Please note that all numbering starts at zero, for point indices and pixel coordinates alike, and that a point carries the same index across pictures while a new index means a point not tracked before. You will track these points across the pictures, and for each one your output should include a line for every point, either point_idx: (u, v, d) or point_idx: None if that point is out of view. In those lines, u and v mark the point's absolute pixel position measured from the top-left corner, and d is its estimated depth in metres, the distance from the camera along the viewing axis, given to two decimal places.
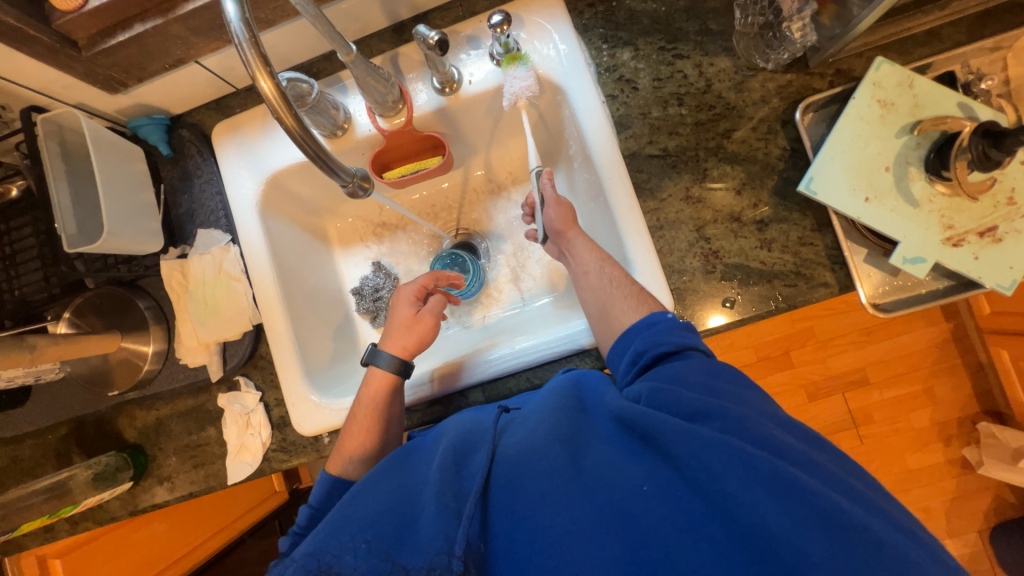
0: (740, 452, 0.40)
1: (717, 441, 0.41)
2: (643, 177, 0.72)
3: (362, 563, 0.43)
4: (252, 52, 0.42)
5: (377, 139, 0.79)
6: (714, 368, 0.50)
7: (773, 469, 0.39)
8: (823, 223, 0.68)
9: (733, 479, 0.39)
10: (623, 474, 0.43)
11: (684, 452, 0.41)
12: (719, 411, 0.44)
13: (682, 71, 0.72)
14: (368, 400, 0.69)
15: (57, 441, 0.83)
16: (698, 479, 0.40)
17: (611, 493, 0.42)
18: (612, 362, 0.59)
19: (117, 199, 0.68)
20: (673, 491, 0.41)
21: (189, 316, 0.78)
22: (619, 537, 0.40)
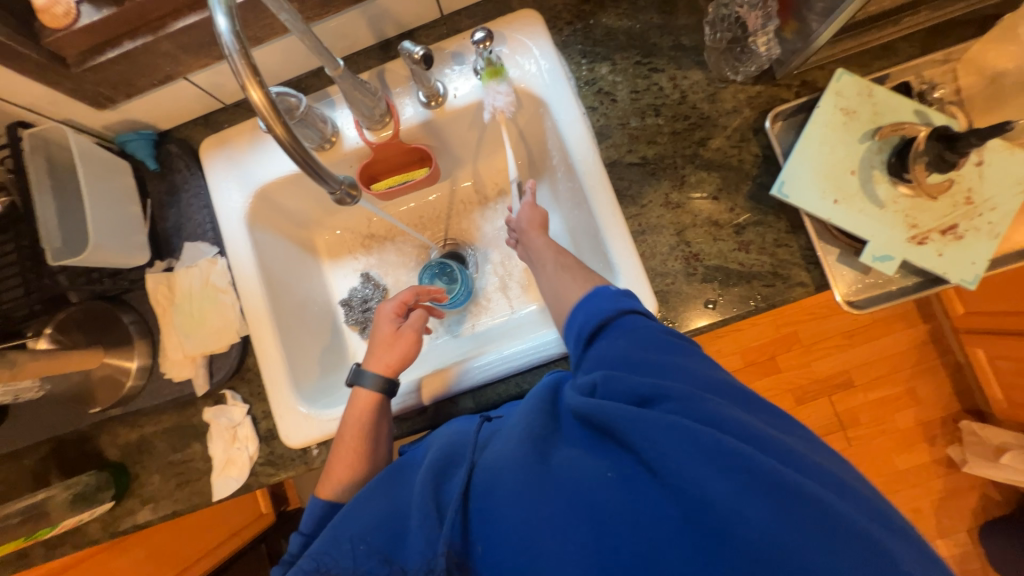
0: (692, 435, 0.40)
1: (668, 424, 0.41)
2: (624, 184, 0.75)
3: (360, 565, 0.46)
4: (242, 63, 0.43)
5: (365, 151, 0.81)
6: (655, 340, 0.50)
7: (725, 446, 0.39)
8: (797, 225, 0.71)
9: (685, 461, 0.39)
10: (587, 466, 0.44)
11: (637, 435, 0.42)
12: (666, 394, 0.44)
13: (658, 84, 0.76)
14: (357, 422, 0.69)
15: (35, 463, 0.80)
16: (652, 461, 0.41)
17: (577, 484, 0.43)
18: (564, 333, 0.59)
19: (103, 211, 0.68)
20: (635, 477, 0.42)
21: (175, 329, 0.77)
22: (585, 529, 0.41)
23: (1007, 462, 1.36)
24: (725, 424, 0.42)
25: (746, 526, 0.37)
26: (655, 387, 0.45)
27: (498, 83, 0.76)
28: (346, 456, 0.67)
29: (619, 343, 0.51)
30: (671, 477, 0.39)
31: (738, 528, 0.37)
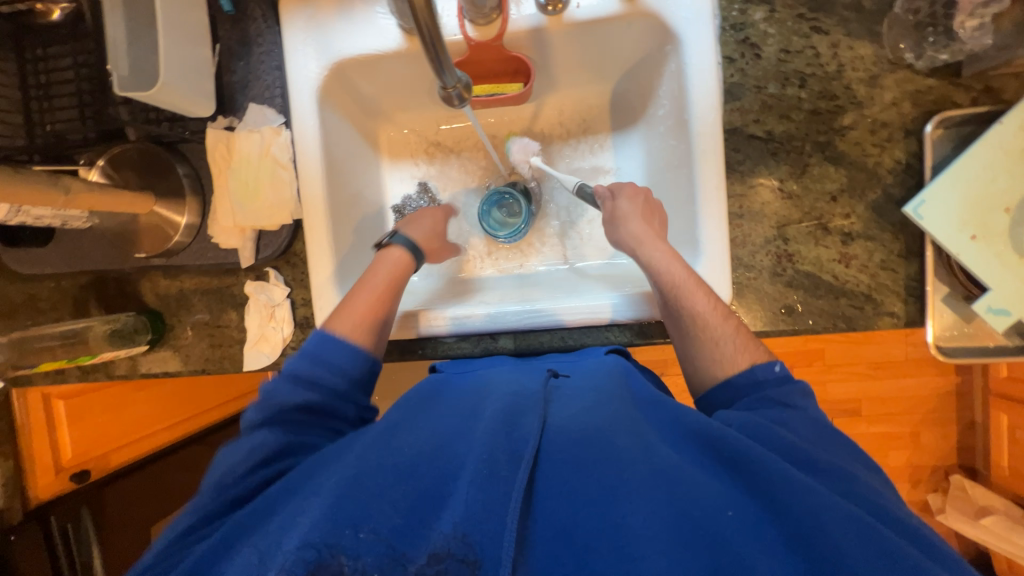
0: (832, 501, 0.39)
1: (812, 486, 0.40)
2: (737, 158, 0.67)
3: (367, 553, 0.38)
4: None
5: (462, 48, 0.72)
6: (789, 398, 0.52)
7: (862, 520, 0.38)
8: (913, 251, 0.63)
9: (821, 518, 0.38)
10: (704, 487, 0.41)
11: (765, 479, 0.41)
12: (802, 460, 0.45)
13: (815, 48, 0.64)
14: (384, 279, 0.69)
15: (76, 289, 0.81)
16: (778, 508, 0.39)
17: (690, 503, 0.39)
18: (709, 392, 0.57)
19: (178, 45, 0.61)
20: (756, 520, 0.39)
21: (229, 195, 0.74)
22: (698, 548, 0.36)
23: (986, 524, 1.40)
24: (826, 473, 0.44)
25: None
26: (787, 451, 0.45)
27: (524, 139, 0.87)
28: (361, 306, 0.65)
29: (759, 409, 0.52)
30: (806, 532, 0.37)
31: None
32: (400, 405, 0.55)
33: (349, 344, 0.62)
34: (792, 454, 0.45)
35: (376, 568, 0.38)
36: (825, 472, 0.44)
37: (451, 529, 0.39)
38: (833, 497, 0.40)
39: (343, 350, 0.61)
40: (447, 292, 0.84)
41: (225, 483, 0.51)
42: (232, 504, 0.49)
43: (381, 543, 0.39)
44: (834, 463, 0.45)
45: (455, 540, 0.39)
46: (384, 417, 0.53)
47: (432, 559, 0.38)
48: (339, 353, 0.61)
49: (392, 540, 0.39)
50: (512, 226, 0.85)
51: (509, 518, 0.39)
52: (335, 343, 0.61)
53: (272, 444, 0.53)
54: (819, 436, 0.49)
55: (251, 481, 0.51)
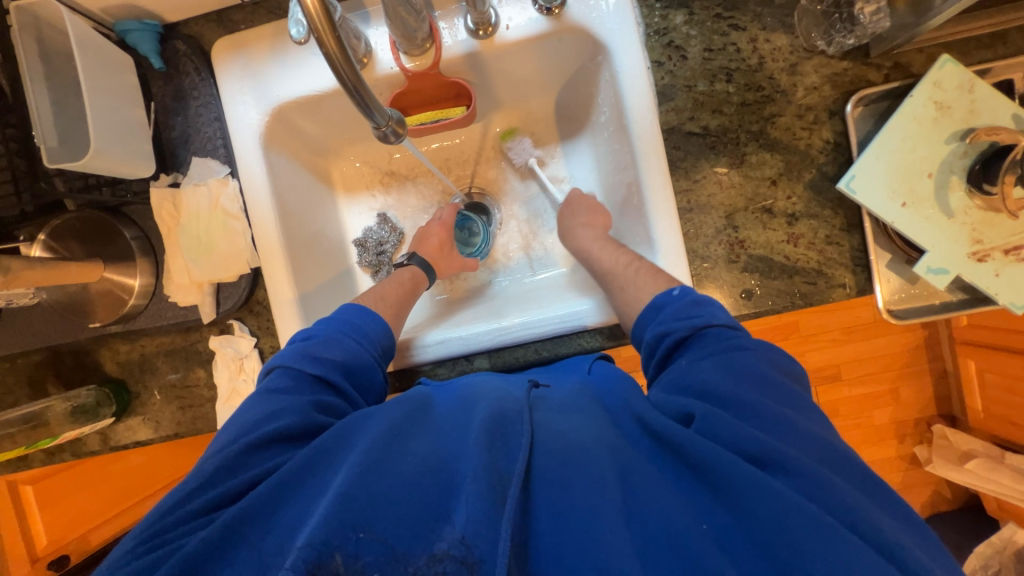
0: (808, 508, 0.38)
1: (784, 492, 0.39)
2: (679, 155, 0.69)
3: (366, 554, 0.39)
4: None
5: (400, 80, 0.72)
6: (693, 316, 0.55)
7: (837, 531, 0.37)
8: (853, 223, 0.66)
9: (792, 534, 0.38)
10: (677, 510, 0.41)
11: (744, 494, 0.40)
12: (777, 458, 0.42)
13: (735, 44, 0.67)
14: (409, 276, 0.76)
15: (30, 368, 0.78)
16: (752, 524, 0.39)
17: (666, 526, 0.40)
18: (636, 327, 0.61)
19: (105, 109, 0.60)
20: (731, 539, 0.40)
21: (181, 251, 0.72)
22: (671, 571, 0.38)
23: (972, 468, 1.44)
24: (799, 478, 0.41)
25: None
26: (760, 445, 0.42)
27: (523, 137, 0.87)
28: (388, 294, 0.72)
29: (710, 368, 0.50)
30: (776, 549, 0.38)
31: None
32: (398, 404, 0.51)
33: (380, 318, 0.65)
34: (762, 453, 0.42)
35: (376, 568, 0.38)
36: (815, 481, 0.40)
37: (455, 533, 0.39)
38: (810, 503, 0.39)
39: (371, 322, 0.64)
40: (437, 312, 0.85)
41: (235, 455, 0.48)
42: (232, 497, 0.45)
43: (380, 543, 0.39)
44: (816, 466, 0.42)
45: (455, 544, 0.39)
46: (384, 415, 0.49)
47: (430, 561, 0.38)
48: (372, 324, 0.63)
49: (392, 541, 0.39)
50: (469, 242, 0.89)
51: (504, 526, 0.39)
52: (368, 314, 0.64)
53: (288, 422, 0.50)
54: (789, 406, 0.47)
55: (258, 462, 0.48)
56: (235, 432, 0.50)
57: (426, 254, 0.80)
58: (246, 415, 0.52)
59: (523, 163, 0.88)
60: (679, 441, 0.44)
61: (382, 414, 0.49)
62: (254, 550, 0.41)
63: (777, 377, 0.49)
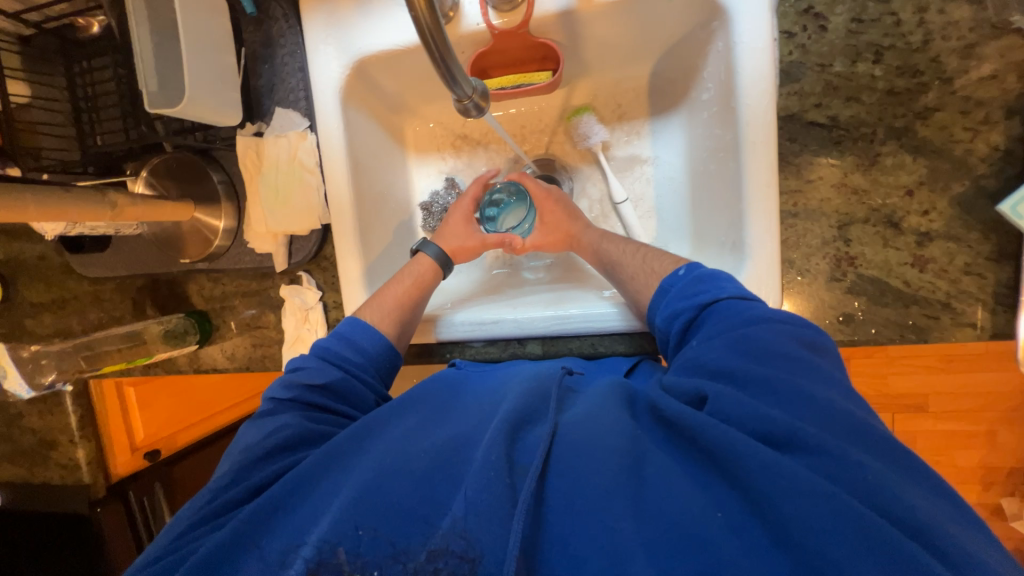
0: (821, 488, 0.36)
1: (790, 467, 0.37)
2: (793, 149, 0.59)
3: (366, 551, 0.40)
4: None
5: (485, 38, 0.67)
6: (699, 294, 0.54)
7: (860, 514, 0.35)
8: (1006, 253, 0.55)
9: (807, 516, 0.35)
10: (683, 489, 0.39)
11: (767, 484, 0.37)
12: (787, 434, 0.40)
13: (896, 15, 0.54)
14: (412, 278, 0.71)
15: (133, 290, 0.87)
16: (782, 521, 0.36)
17: (682, 513, 0.38)
18: (653, 305, 0.59)
19: (201, 56, 0.62)
20: (743, 523, 0.37)
21: (260, 201, 0.74)
22: (683, 563, 0.36)
23: None
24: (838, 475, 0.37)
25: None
26: (771, 423, 0.40)
27: (593, 117, 0.80)
28: (389, 297, 0.68)
29: (718, 347, 0.48)
30: (793, 536, 0.35)
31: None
32: (412, 410, 0.53)
33: (372, 329, 0.64)
34: (774, 431, 0.40)
35: (376, 567, 0.40)
36: (835, 459, 0.38)
37: (455, 523, 0.40)
38: (830, 484, 0.36)
39: (363, 335, 0.63)
40: (471, 292, 0.83)
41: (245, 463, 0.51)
42: (251, 492, 0.49)
43: (379, 540, 0.40)
44: (834, 441, 0.39)
45: (456, 527, 0.39)
46: (403, 425, 0.51)
47: (429, 557, 0.39)
48: (364, 337, 0.63)
49: (392, 537, 0.41)
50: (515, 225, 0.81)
51: (515, 522, 0.39)
52: (359, 328, 0.64)
53: (283, 436, 0.52)
54: (806, 373, 0.44)
55: (263, 468, 0.51)
56: (239, 452, 0.54)
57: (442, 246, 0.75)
58: (246, 438, 0.55)
59: (589, 141, 0.81)
60: (690, 424, 0.42)
61: (398, 424, 0.51)
62: (291, 523, 0.44)
63: (794, 347, 0.46)
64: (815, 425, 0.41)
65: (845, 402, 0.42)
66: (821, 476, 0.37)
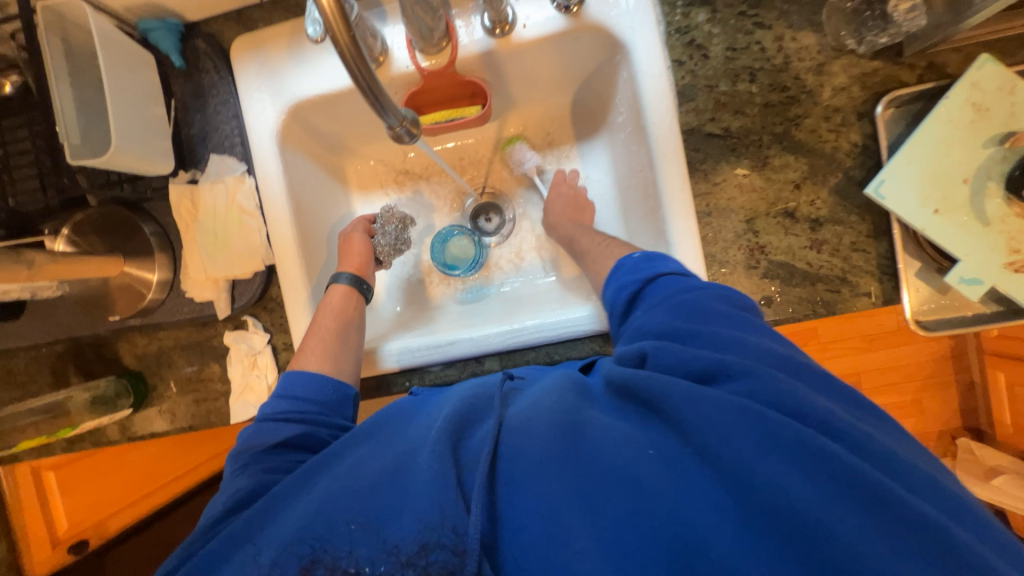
0: (737, 404, 0.39)
1: (712, 395, 0.40)
2: (698, 157, 0.67)
3: (358, 543, 0.40)
4: None
5: (415, 78, 0.72)
6: (645, 269, 0.58)
7: (774, 423, 0.38)
8: (881, 230, 0.64)
9: (727, 436, 0.38)
10: (623, 440, 0.41)
11: (695, 414, 0.40)
12: (719, 369, 0.43)
13: (760, 43, 0.65)
14: (336, 307, 0.71)
15: (54, 358, 0.80)
16: (708, 445, 0.38)
17: (614, 458, 0.40)
18: (605, 290, 0.62)
19: (126, 107, 0.61)
20: (678, 458, 0.39)
21: (198, 247, 0.73)
22: (617, 505, 0.38)
23: (998, 485, 1.36)
24: (807, 417, 0.39)
25: (834, 531, 0.34)
26: (701, 362, 0.44)
27: (524, 145, 0.87)
28: (326, 337, 0.67)
29: (659, 312, 0.52)
30: (718, 455, 0.38)
31: (832, 538, 0.34)
32: (360, 436, 0.51)
33: (319, 376, 0.63)
34: (700, 367, 0.44)
35: (369, 559, 0.39)
36: (753, 376, 0.42)
37: (412, 525, 0.39)
38: (747, 401, 0.40)
39: (304, 381, 0.62)
40: (413, 317, 0.87)
41: (216, 515, 0.49)
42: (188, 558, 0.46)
43: (366, 530, 0.41)
44: (774, 372, 0.42)
45: (434, 528, 0.39)
46: (353, 443, 0.50)
47: (421, 549, 0.38)
48: (305, 387, 0.61)
49: (382, 534, 0.40)
50: (470, 257, 0.88)
51: (472, 519, 0.39)
52: (304, 378, 0.62)
53: (244, 491, 0.50)
54: (736, 322, 0.49)
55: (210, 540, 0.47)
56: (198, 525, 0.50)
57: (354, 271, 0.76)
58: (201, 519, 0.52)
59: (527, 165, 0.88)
60: (635, 381, 0.45)
61: (356, 442, 0.50)
62: (244, 558, 0.43)
63: (726, 308, 0.50)
64: (749, 357, 0.44)
65: (763, 341, 0.47)
66: (743, 395, 0.40)
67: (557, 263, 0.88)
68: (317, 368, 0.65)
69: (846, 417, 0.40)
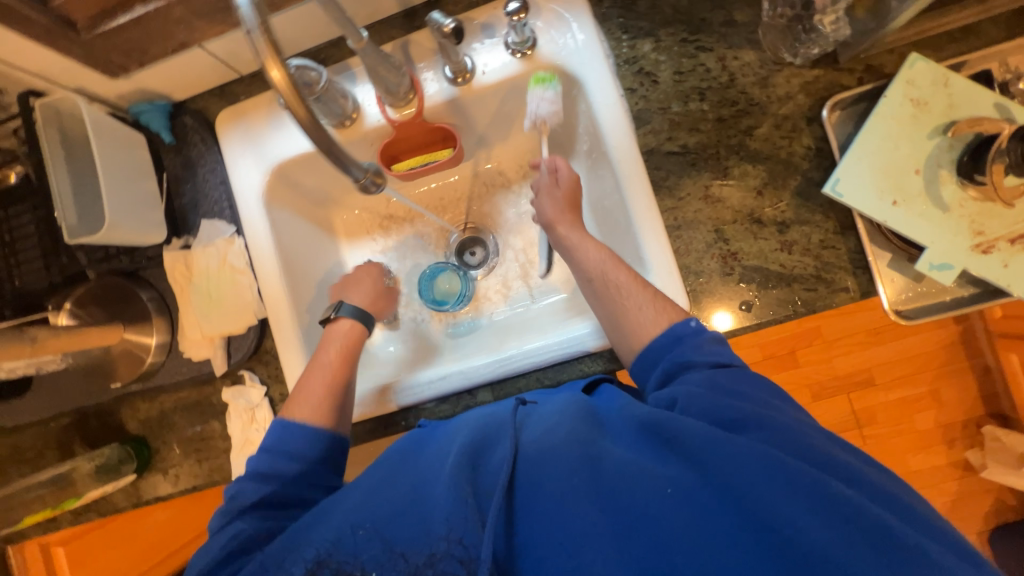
0: (765, 454, 0.41)
1: (743, 443, 0.42)
2: (661, 174, 0.70)
3: (362, 551, 0.44)
4: (263, 40, 0.41)
5: (387, 130, 0.76)
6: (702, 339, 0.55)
7: (796, 473, 0.40)
8: (847, 226, 0.66)
9: (750, 478, 0.40)
10: (645, 473, 0.42)
11: (718, 458, 0.42)
12: (754, 419, 0.45)
13: (704, 65, 0.69)
14: (342, 340, 0.72)
15: (60, 431, 0.82)
16: (729, 486, 0.40)
17: (636, 489, 0.41)
18: (616, 338, 0.62)
19: (119, 185, 0.65)
20: (693, 490, 0.41)
21: (193, 308, 0.76)
22: (639, 543, 0.39)
23: None
24: (812, 457, 0.43)
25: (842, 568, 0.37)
26: (735, 411, 0.46)
27: (551, 87, 0.70)
28: (316, 377, 0.68)
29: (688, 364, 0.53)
30: (740, 494, 0.40)
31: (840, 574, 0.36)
32: (379, 467, 0.51)
33: (302, 423, 0.64)
34: (735, 416, 0.46)
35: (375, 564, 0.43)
36: (777, 429, 0.45)
37: (439, 544, 0.42)
38: (769, 448, 0.42)
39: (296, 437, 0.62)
40: (413, 358, 0.89)
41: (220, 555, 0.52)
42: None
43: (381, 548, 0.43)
44: (789, 424, 0.46)
45: (453, 543, 0.41)
46: (364, 480, 0.50)
47: (428, 560, 0.41)
48: (295, 441, 0.62)
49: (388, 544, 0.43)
50: (458, 291, 0.91)
51: (485, 537, 0.41)
52: (292, 432, 0.63)
53: (249, 528, 0.54)
54: (762, 384, 0.51)
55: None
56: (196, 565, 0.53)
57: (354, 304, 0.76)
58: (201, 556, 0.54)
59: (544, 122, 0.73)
60: (664, 421, 0.45)
61: (362, 481, 0.50)
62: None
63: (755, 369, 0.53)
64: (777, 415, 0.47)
65: (790, 407, 0.50)
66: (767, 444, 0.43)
67: (546, 290, 0.89)
68: (301, 415, 0.65)
69: (828, 448, 0.45)
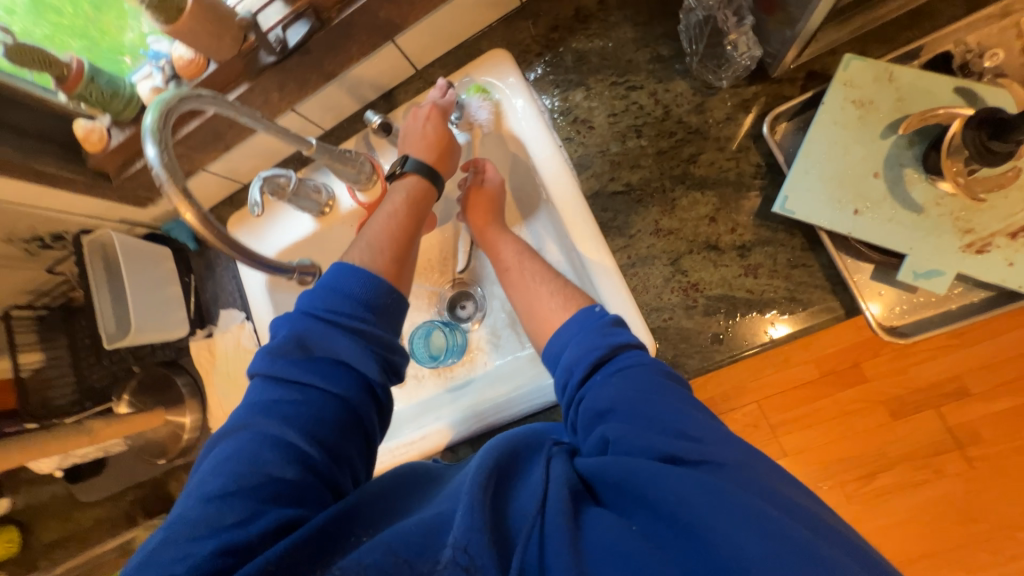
0: (710, 488, 0.39)
1: (690, 478, 0.40)
2: (609, 216, 0.70)
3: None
4: (174, 190, 0.45)
5: (360, 212, 0.84)
6: (612, 333, 0.55)
7: (750, 508, 0.38)
8: (813, 241, 0.61)
9: (704, 517, 0.38)
10: (624, 522, 0.40)
11: (670, 498, 0.39)
12: (694, 451, 0.43)
13: (637, 102, 0.70)
14: (407, 193, 0.66)
15: (127, 504, 0.95)
16: (691, 529, 0.38)
17: (623, 539, 0.38)
18: (550, 366, 0.59)
19: (145, 295, 0.79)
20: (664, 538, 0.38)
21: (217, 388, 0.88)
22: None
23: None
24: (758, 491, 0.40)
25: None
26: (670, 441, 0.44)
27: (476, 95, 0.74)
28: (381, 236, 0.62)
29: (610, 383, 0.51)
30: (704, 538, 0.37)
31: None
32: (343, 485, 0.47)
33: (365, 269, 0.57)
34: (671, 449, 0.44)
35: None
36: (718, 461, 0.42)
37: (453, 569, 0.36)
38: (716, 483, 0.40)
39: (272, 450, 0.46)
40: (413, 415, 0.93)
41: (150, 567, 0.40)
42: None
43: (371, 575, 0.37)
44: (736, 456, 0.43)
45: (458, 551, 0.37)
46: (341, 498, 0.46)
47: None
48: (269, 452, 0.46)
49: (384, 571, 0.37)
50: (449, 346, 0.94)
51: None
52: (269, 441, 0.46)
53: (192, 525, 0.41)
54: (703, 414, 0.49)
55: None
56: None
57: (422, 157, 0.68)
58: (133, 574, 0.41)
59: (478, 125, 0.75)
60: (611, 467, 0.43)
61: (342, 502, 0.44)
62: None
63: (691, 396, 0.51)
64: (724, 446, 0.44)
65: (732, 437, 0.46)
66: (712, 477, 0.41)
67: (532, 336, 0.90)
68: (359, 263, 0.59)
69: (781, 486, 0.42)
